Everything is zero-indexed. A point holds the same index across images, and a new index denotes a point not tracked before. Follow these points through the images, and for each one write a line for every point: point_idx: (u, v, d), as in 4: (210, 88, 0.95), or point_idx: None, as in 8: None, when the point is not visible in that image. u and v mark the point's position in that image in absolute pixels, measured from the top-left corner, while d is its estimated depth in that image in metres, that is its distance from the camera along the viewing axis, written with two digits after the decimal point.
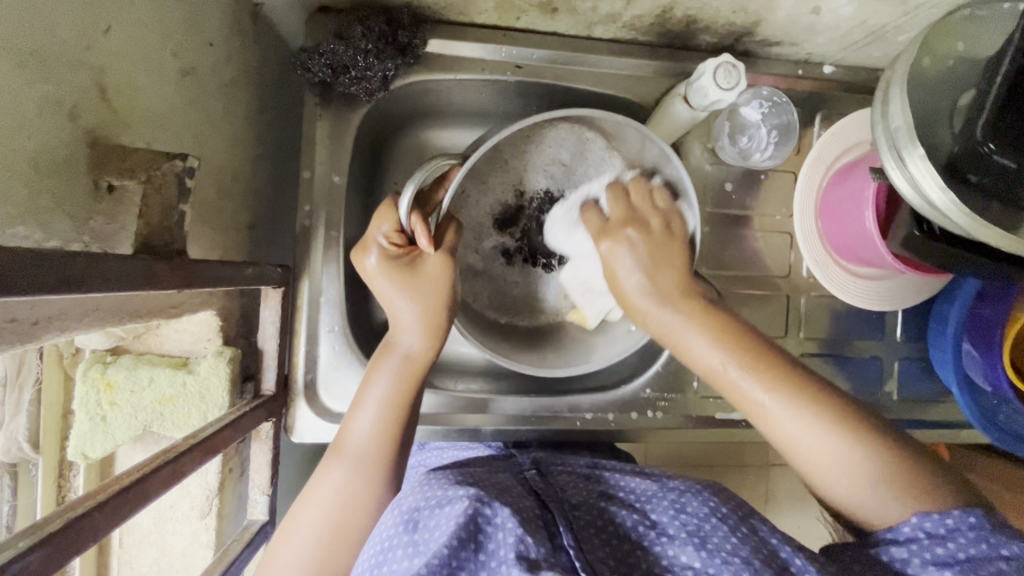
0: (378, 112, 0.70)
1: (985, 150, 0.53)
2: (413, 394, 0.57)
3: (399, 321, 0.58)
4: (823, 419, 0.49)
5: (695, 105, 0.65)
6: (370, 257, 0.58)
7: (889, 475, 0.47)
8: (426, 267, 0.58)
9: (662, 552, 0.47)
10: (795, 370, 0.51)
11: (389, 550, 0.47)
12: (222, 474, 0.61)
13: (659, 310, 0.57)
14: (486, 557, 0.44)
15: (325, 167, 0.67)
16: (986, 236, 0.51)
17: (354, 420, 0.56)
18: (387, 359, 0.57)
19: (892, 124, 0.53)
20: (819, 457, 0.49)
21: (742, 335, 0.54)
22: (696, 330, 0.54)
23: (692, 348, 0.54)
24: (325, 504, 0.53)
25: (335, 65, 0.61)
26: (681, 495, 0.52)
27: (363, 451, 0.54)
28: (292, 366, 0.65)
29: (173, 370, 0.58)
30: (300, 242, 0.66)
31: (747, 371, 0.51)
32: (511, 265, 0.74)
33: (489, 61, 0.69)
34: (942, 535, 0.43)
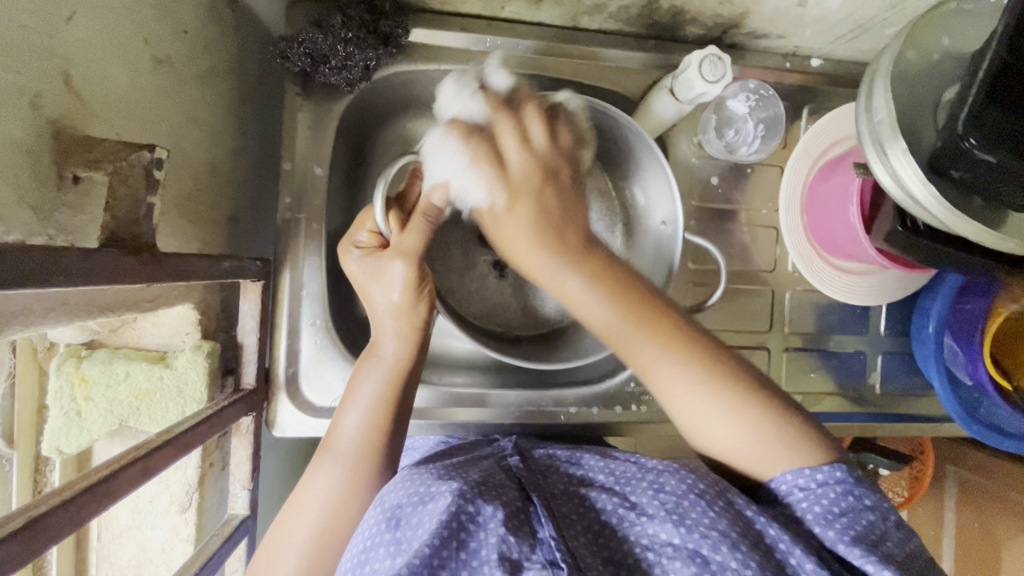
0: (361, 102, 0.69)
1: (966, 144, 0.51)
2: (398, 395, 0.56)
3: (382, 329, 0.57)
4: (712, 383, 0.52)
5: (680, 98, 0.65)
6: (350, 259, 0.58)
7: (765, 431, 0.51)
8: (392, 267, 0.56)
9: (642, 532, 0.47)
10: (716, 365, 0.53)
11: (371, 550, 0.46)
12: (202, 468, 0.60)
13: (557, 265, 0.54)
14: (467, 555, 0.44)
15: (306, 158, 0.66)
16: (969, 230, 0.52)
17: (344, 416, 0.56)
18: (369, 362, 0.57)
19: (875, 118, 0.54)
20: (719, 436, 0.52)
21: (637, 292, 0.54)
22: (594, 289, 0.53)
23: (584, 309, 0.54)
24: (312, 512, 0.52)
25: (314, 55, 0.60)
26: (659, 475, 0.52)
27: (354, 450, 0.54)
28: (273, 359, 0.65)
29: (150, 364, 0.57)
30: (280, 234, 0.65)
31: (638, 334, 0.53)
32: (504, 278, 0.76)
33: (473, 51, 0.68)
34: (818, 493, 0.48)
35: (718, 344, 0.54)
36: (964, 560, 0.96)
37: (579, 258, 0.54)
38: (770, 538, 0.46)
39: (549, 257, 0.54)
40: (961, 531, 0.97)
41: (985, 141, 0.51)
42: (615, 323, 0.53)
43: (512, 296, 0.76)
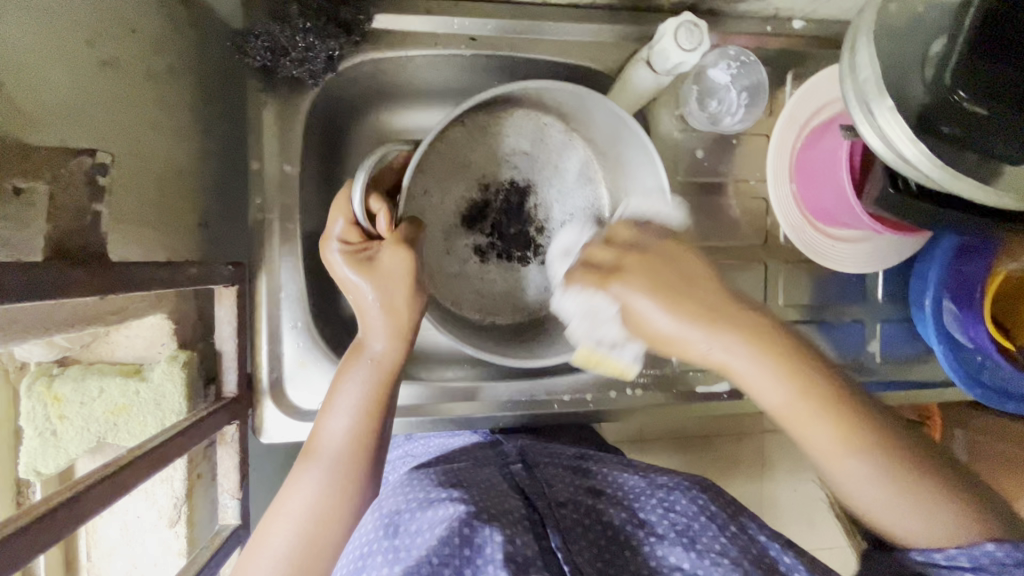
0: (328, 94, 0.67)
1: (955, 97, 0.51)
2: (386, 396, 0.55)
3: (369, 322, 0.55)
4: (854, 440, 0.48)
5: (658, 69, 0.63)
6: (331, 256, 0.55)
7: (927, 505, 0.48)
8: (641, 310, 0.48)
9: (652, 552, 0.53)
10: (876, 427, 0.49)
11: (369, 556, 0.51)
12: (189, 480, 0.59)
13: (674, 328, 0.48)
14: (473, 552, 0.49)
15: (274, 156, 0.63)
16: (964, 188, 0.50)
17: (328, 421, 0.54)
18: (358, 360, 0.56)
19: (860, 77, 0.52)
20: (869, 491, 0.49)
21: (812, 366, 0.49)
22: (757, 362, 0.48)
23: (747, 382, 0.49)
24: (293, 519, 0.51)
25: (274, 48, 0.58)
26: (669, 492, 0.59)
27: (337, 453, 0.53)
28: (255, 365, 0.63)
29: (125, 378, 0.56)
30: (253, 236, 0.63)
31: (800, 397, 0.48)
32: (486, 262, 0.74)
33: (441, 35, 0.66)
34: (980, 561, 0.45)
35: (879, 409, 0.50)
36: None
37: (767, 338, 0.48)
38: (782, 566, 0.53)
39: (698, 341, 0.48)
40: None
41: (980, 94, 0.50)
42: (789, 398, 0.48)
43: (494, 284, 0.74)
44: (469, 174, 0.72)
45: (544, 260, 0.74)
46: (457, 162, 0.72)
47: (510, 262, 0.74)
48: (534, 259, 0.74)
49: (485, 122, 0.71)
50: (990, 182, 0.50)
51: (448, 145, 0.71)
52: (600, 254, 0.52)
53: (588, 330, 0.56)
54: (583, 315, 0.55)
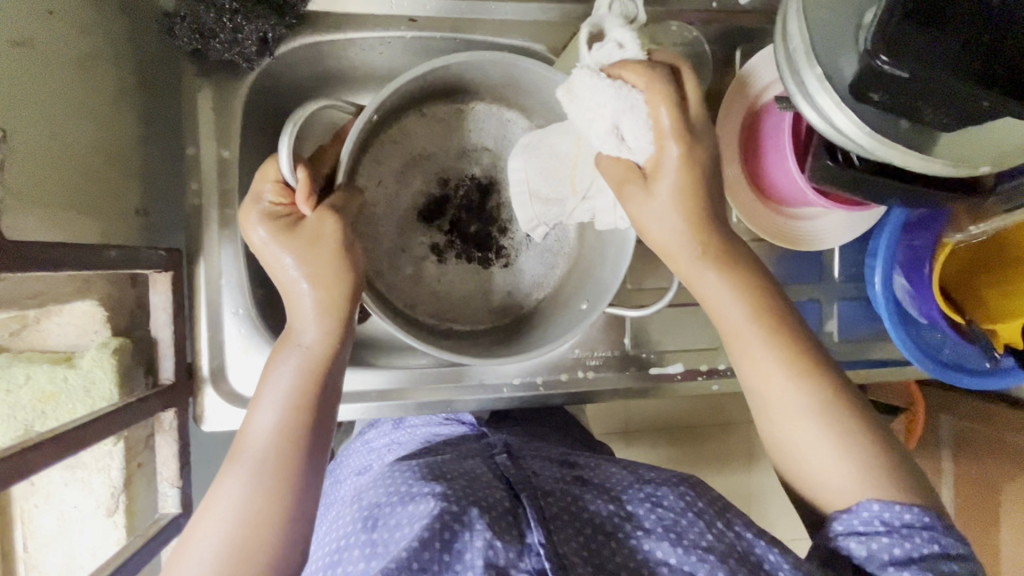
0: (268, 79, 0.66)
1: (879, 64, 0.46)
2: (320, 380, 0.52)
3: (297, 308, 0.53)
4: (800, 381, 0.52)
5: None
6: (253, 221, 0.53)
7: (866, 466, 0.50)
8: (664, 180, 0.52)
9: (638, 547, 0.52)
10: (822, 378, 0.52)
11: (345, 551, 0.52)
12: (127, 469, 0.58)
13: (668, 202, 0.52)
14: (453, 556, 0.48)
15: (211, 141, 0.63)
16: (891, 152, 0.50)
17: (253, 418, 0.50)
18: (288, 349, 0.52)
19: (791, 45, 0.52)
20: (816, 448, 0.51)
21: (761, 290, 0.54)
22: (730, 289, 0.53)
23: (718, 305, 0.54)
24: (222, 523, 0.47)
25: (202, 29, 0.57)
26: (658, 487, 0.57)
27: (262, 451, 0.49)
28: (196, 354, 0.63)
29: (54, 365, 0.57)
30: (191, 222, 0.63)
31: (751, 321, 0.53)
32: (446, 261, 0.73)
33: (380, 16, 0.65)
34: (898, 530, 0.47)
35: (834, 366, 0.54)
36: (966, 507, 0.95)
37: (729, 263, 0.54)
38: (768, 565, 0.50)
39: (688, 253, 0.53)
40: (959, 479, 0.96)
41: (903, 57, 0.45)
42: (747, 317, 0.53)
43: (452, 286, 0.73)
44: (431, 167, 0.72)
45: (506, 262, 0.73)
46: (416, 156, 0.71)
47: (470, 262, 0.73)
48: (497, 260, 0.73)
49: (448, 116, 0.71)
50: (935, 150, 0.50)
51: (404, 134, 0.70)
52: (693, 115, 0.52)
53: (588, 109, 0.51)
54: (597, 117, 0.51)
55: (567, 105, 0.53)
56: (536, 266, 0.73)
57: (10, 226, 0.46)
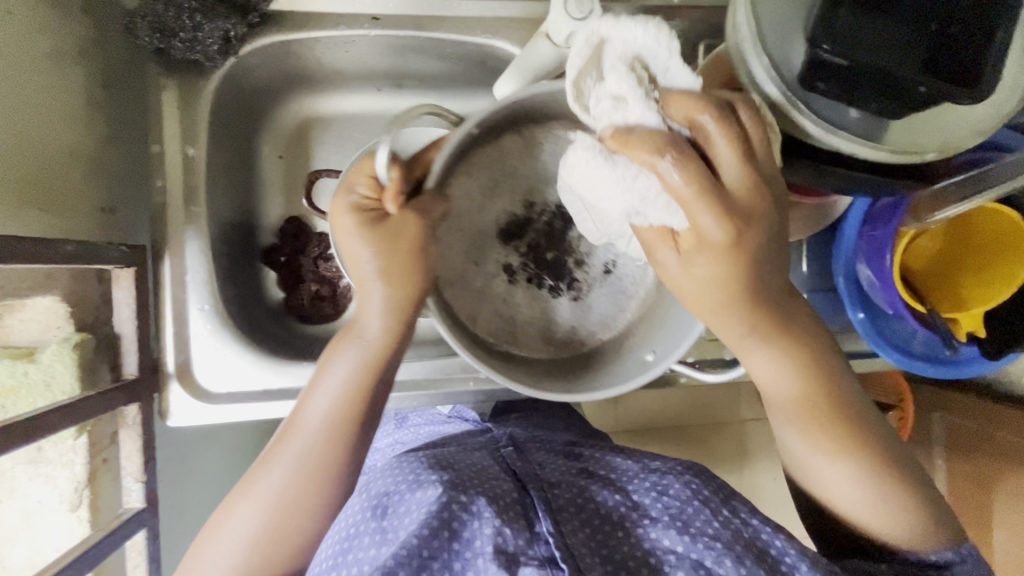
0: (234, 78, 0.67)
1: (820, 53, 0.47)
2: (370, 381, 0.56)
3: (365, 305, 0.55)
4: (845, 452, 0.55)
5: (557, 41, 0.62)
6: (342, 206, 0.54)
7: (903, 517, 0.55)
8: (700, 264, 0.48)
9: (645, 536, 0.51)
10: (864, 438, 0.56)
11: (355, 538, 0.50)
12: (91, 464, 0.59)
13: (715, 268, 0.48)
14: (462, 545, 0.48)
15: (175, 139, 0.63)
16: (836, 139, 0.51)
17: (311, 400, 0.56)
18: (349, 341, 0.56)
19: (739, 35, 0.53)
20: (852, 501, 0.56)
21: (811, 360, 0.55)
22: (785, 365, 0.55)
23: (769, 380, 0.56)
24: (263, 501, 0.54)
25: (162, 28, 0.59)
26: (663, 477, 0.57)
27: (314, 435, 0.55)
28: (161, 350, 0.63)
29: (15, 360, 0.58)
30: (154, 220, 0.63)
31: (803, 404, 0.56)
32: (515, 284, 0.67)
33: (344, 15, 0.66)
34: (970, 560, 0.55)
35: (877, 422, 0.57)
36: (957, 504, 0.94)
37: (779, 335, 0.53)
38: (775, 551, 0.51)
39: (739, 330, 0.53)
40: (952, 476, 0.95)
41: (842, 47, 0.46)
42: (799, 394, 0.56)
43: (518, 312, 0.66)
44: (517, 186, 0.66)
45: (577, 296, 0.68)
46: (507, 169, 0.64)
47: (539, 290, 0.68)
48: (567, 292, 0.68)
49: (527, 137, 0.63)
50: (878, 138, 0.51)
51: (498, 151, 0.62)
52: (735, 186, 0.46)
53: (603, 194, 0.51)
54: (617, 196, 0.50)
55: (578, 184, 0.54)
56: (607, 305, 0.67)
57: None
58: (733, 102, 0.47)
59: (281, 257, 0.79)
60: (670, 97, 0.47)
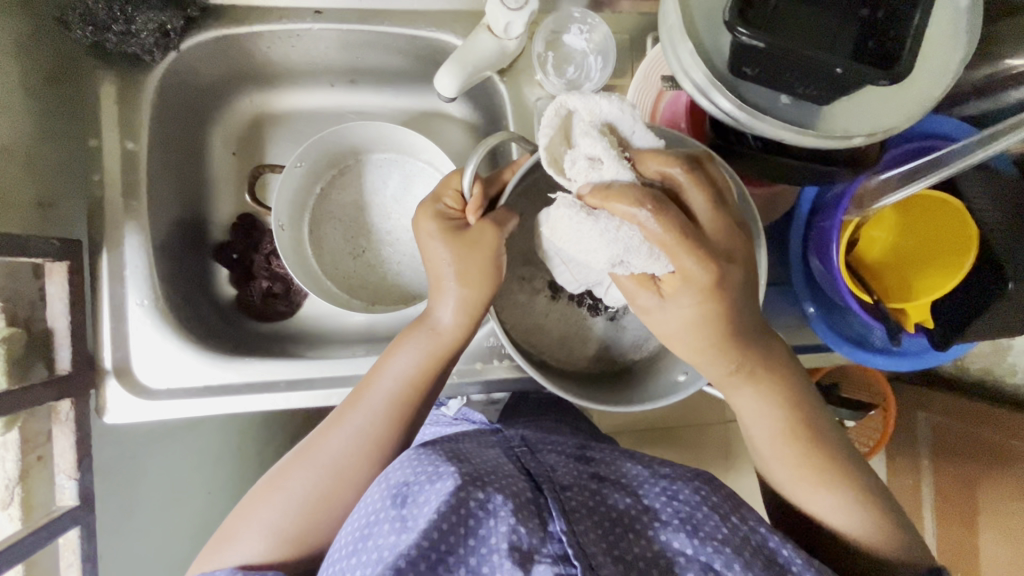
0: (178, 74, 0.68)
1: (735, 34, 0.45)
2: (435, 371, 0.61)
3: (439, 297, 0.60)
4: (822, 478, 0.56)
5: (497, 33, 0.63)
6: (428, 214, 0.59)
7: (881, 545, 0.54)
8: (682, 298, 0.50)
9: (657, 537, 0.49)
10: (844, 466, 0.57)
11: (374, 525, 0.48)
12: (22, 461, 0.58)
13: (692, 309, 0.50)
14: (477, 541, 0.45)
15: (114, 133, 0.64)
16: (768, 127, 0.51)
17: (376, 381, 0.60)
18: (420, 329, 0.61)
19: (669, 24, 0.53)
20: (836, 521, 0.56)
21: (790, 391, 0.57)
22: (759, 395, 0.56)
23: (740, 404, 0.58)
24: (321, 470, 0.57)
25: (96, 22, 0.59)
26: (672, 482, 0.54)
27: (374, 415, 0.59)
28: (98, 346, 0.62)
29: None
30: (92, 214, 0.63)
31: (780, 430, 0.57)
32: (556, 300, 0.70)
33: (287, 9, 0.67)
34: None
35: (850, 450, 0.59)
36: (943, 510, 0.89)
37: (756, 381, 0.56)
38: (782, 557, 0.49)
39: (718, 372, 0.55)
40: (937, 481, 0.90)
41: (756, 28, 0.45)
42: (785, 431, 0.57)
43: (552, 325, 0.70)
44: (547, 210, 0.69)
45: (611, 317, 0.70)
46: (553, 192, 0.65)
47: (578, 307, 0.70)
48: (604, 313, 0.70)
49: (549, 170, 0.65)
50: (811, 125, 0.51)
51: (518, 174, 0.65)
52: (709, 228, 0.49)
53: (582, 248, 0.51)
54: (597, 253, 0.50)
55: (562, 243, 0.53)
56: (639, 328, 0.70)
57: None
58: (698, 155, 0.49)
59: (235, 253, 0.78)
60: (642, 156, 0.49)
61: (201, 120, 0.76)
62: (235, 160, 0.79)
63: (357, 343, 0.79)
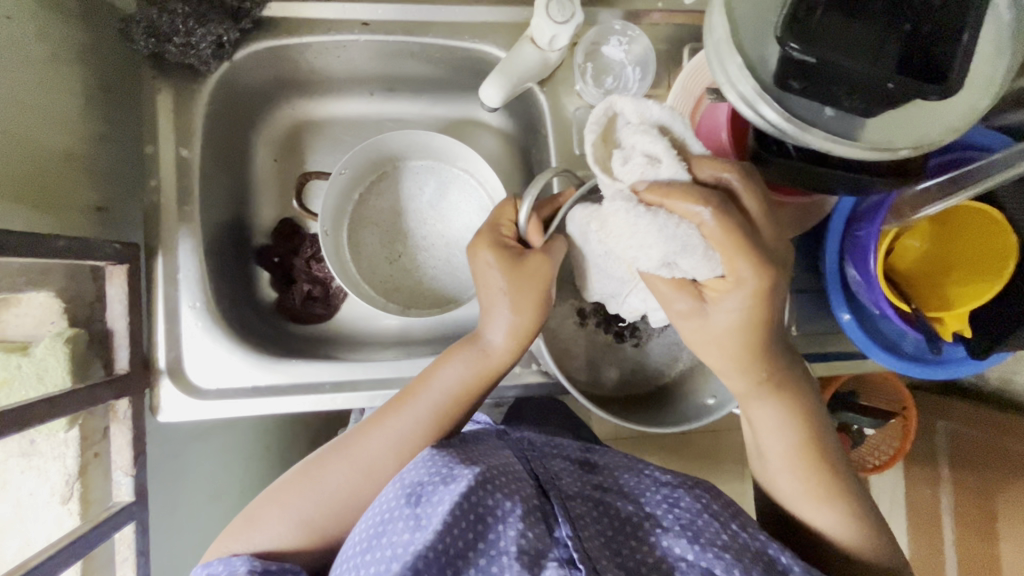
0: (230, 83, 0.70)
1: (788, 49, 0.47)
2: (479, 390, 0.62)
3: (491, 319, 0.61)
4: (829, 490, 0.56)
5: (541, 45, 0.64)
6: (486, 243, 0.59)
7: (872, 561, 0.55)
8: (728, 302, 0.49)
9: (658, 542, 0.50)
10: (846, 484, 0.57)
11: (388, 523, 0.47)
12: (81, 457, 0.60)
13: (738, 311, 0.49)
14: (485, 545, 0.46)
15: (170, 141, 0.66)
16: (814, 139, 0.52)
17: (419, 391, 0.61)
18: (470, 346, 0.62)
19: (716, 36, 0.53)
20: (835, 530, 0.56)
21: (805, 404, 0.57)
22: (780, 405, 0.57)
23: (761, 412, 0.57)
24: (356, 468, 0.58)
25: (157, 33, 0.61)
26: (674, 488, 0.55)
27: (415, 426, 0.59)
28: (153, 346, 0.65)
29: (9, 353, 0.58)
30: (148, 219, 0.65)
31: (801, 437, 0.57)
32: (585, 325, 0.72)
33: (334, 20, 0.69)
34: None
35: (851, 470, 0.59)
36: None
37: (782, 395, 0.56)
38: (781, 562, 0.50)
39: (744, 378, 0.55)
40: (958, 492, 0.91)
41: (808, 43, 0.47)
42: (803, 440, 0.57)
43: (584, 346, 0.71)
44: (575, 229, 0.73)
45: (637, 343, 0.72)
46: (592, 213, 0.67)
47: (607, 332, 0.72)
48: (630, 339, 0.72)
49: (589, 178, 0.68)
50: (856, 137, 0.52)
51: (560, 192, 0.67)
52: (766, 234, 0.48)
53: (631, 245, 0.48)
54: (643, 254, 0.48)
55: (610, 238, 0.49)
56: (663, 356, 0.72)
57: None
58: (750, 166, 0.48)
59: (275, 257, 0.80)
60: (698, 161, 0.47)
61: (248, 127, 0.78)
62: (277, 166, 0.81)
63: (395, 345, 0.81)
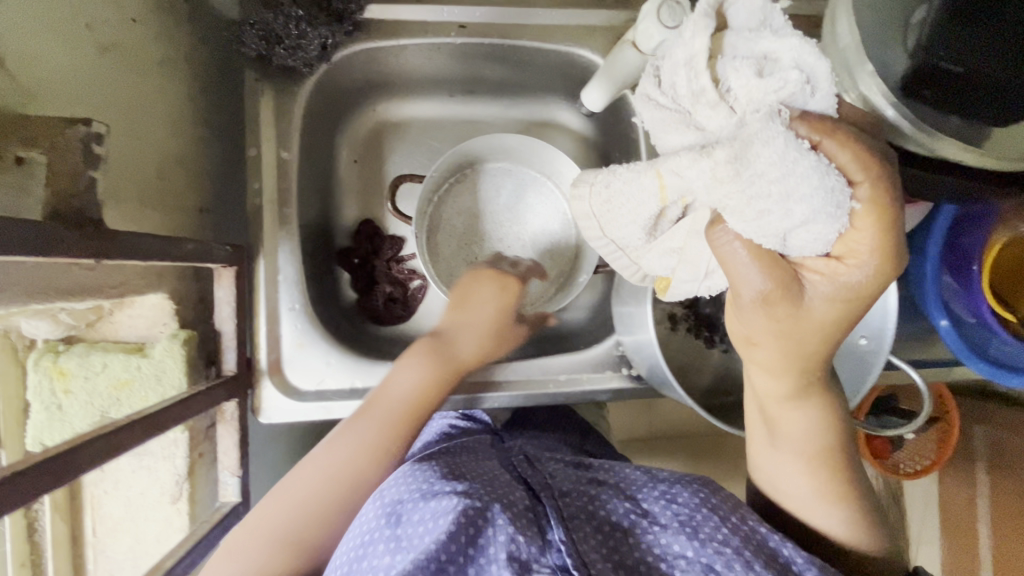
0: (326, 85, 0.70)
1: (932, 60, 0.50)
2: (435, 395, 0.62)
3: (459, 327, 0.67)
4: (841, 492, 0.52)
5: (643, 49, 0.62)
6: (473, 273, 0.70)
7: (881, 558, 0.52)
8: (849, 274, 0.40)
9: (655, 542, 0.45)
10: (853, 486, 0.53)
11: (369, 545, 0.43)
12: (190, 457, 0.60)
13: (832, 295, 0.41)
14: (478, 552, 0.40)
15: (272, 143, 0.66)
16: (940, 147, 0.53)
17: (383, 398, 0.60)
18: (428, 353, 0.64)
19: (841, 46, 0.56)
20: (850, 534, 0.52)
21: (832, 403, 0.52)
22: (817, 408, 0.51)
23: (801, 416, 0.51)
24: (313, 487, 0.53)
25: (268, 35, 0.62)
26: (671, 485, 0.50)
27: (372, 437, 0.57)
28: (255, 348, 0.65)
29: (127, 354, 0.59)
30: (250, 222, 0.65)
31: (832, 439, 0.52)
32: (676, 330, 0.72)
33: (431, 23, 0.69)
34: None
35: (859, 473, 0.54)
36: None
37: (812, 394, 0.50)
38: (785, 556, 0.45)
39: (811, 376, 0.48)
40: None
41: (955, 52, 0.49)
42: (830, 443, 0.52)
43: (676, 351, 0.71)
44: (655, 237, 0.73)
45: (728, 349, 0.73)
46: None
47: (698, 339, 0.73)
48: (721, 344, 0.73)
49: None
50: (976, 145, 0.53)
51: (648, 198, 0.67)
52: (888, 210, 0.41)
53: (770, 186, 0.35)
54: (787, 208, 0.36)
55: (726, 177, 0.37)
56: None
57: (108, 217, 0.50)
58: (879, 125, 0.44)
59: (356, 258, 0.80)
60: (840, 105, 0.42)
61: (335, 128, 0.78)
62: (358, 167, 0.81)
63: None
